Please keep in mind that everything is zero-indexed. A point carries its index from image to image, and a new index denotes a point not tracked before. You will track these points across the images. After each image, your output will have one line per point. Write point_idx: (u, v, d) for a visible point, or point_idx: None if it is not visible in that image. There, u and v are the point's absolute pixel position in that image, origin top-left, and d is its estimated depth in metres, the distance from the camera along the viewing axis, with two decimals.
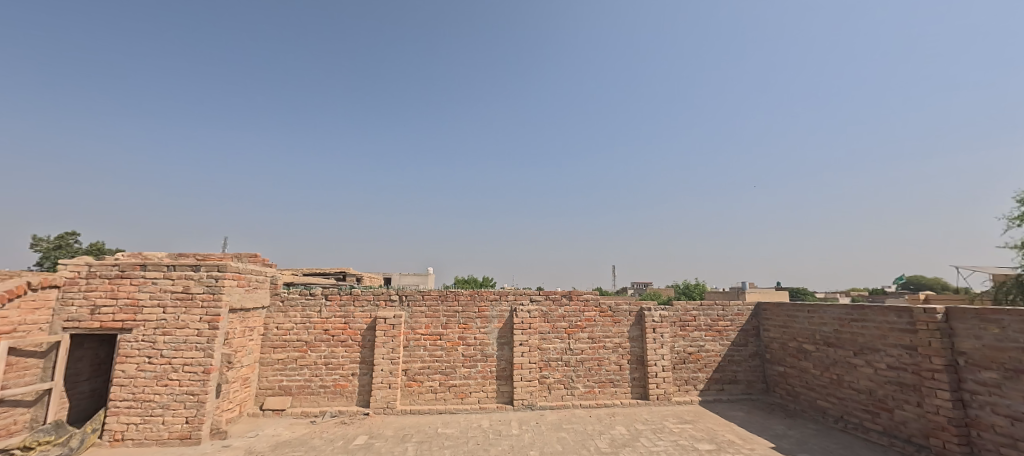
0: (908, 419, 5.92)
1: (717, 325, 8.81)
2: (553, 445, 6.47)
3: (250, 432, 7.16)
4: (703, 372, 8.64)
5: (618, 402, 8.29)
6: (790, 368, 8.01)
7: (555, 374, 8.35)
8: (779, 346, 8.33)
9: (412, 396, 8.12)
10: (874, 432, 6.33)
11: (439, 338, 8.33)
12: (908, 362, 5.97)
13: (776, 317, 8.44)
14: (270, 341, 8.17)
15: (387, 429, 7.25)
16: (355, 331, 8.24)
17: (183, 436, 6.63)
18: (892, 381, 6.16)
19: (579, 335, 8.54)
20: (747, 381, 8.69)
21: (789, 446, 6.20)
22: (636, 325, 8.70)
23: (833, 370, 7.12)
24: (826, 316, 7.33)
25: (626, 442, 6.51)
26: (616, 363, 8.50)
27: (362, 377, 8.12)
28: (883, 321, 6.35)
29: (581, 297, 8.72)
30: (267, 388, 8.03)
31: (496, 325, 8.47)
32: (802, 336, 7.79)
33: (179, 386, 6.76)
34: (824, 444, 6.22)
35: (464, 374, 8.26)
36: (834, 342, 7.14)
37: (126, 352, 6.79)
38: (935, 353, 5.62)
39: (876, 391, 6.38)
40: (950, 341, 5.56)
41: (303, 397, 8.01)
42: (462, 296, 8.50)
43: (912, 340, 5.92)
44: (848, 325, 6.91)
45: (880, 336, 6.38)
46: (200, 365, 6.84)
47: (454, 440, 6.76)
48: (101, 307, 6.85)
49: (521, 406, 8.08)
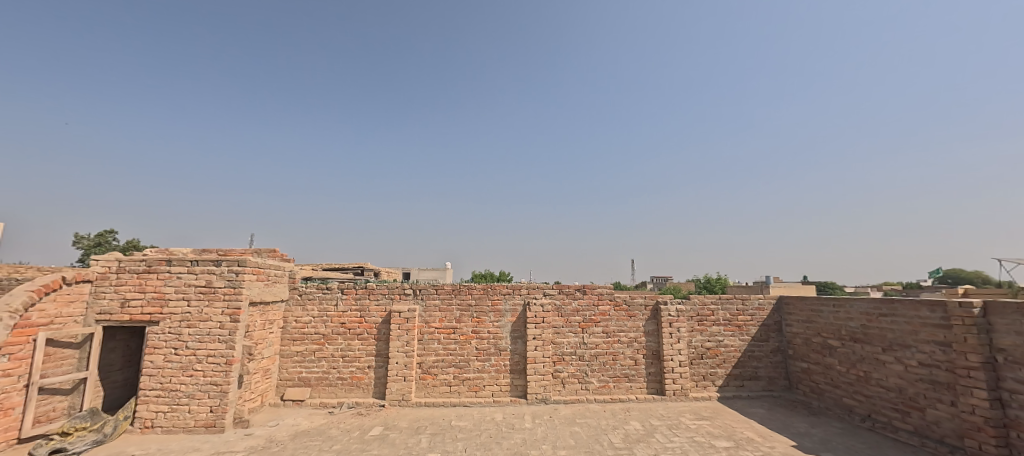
0: (941, 419, 5.63)
1: (737, 320, 8.56)
2: (566, 439, 6.43)
3: (271, 422, 7.37)
4: (722, 367, 8.43)
5: (633, 396, 8.17)
6: (814, 365, 7.73)
7: (569, 368, 8.30)
8: (802, 342, 8.05)
9: (427, 389, 8.19)
10: (904, 431, 6.04)
11: (452, 331, 8.37)
12: (942, 360, 5.65)
13: (799, 311, 8.15)
14: (289, 333, 8.38)
15: (402, 421, 7.33)
16: (371, 324, 8.36)
17: (208, 424, 6.88)
18: (924, 378, 5.86)
19: (593, 329, 8.45)
20: (769, 377, 8.43)
21: (811, 445, 5.98)
22: (652, 319, 8.54)
23: (860, 367, 6.82)
24: (853, 310, 7.02)
25: (641, 437, 6.40)
26: (632, 358, 8.38)
27: (377, 369, 8.23)
28: (915, 315, 6.03)
29: (595, 291, 8.61)
30: (287, 379, 8.24)
31: (509, 319, 8.45)
32: (827, 331, 7.49)
33: (204, 376, 6.99)
34: (849, 443, 5.97)
35: (478, 368, 8.28)
36: (861, 337, 6.84)
37: (154, 344, 7.07)
38: (971, 349, 5.30)
39: (907, 389, 6.09)
40: (988, 337, 5.23)
41: (321, 389, 8.19)
42: (475, 290, 8.52)
43: (946, 336, 5.61)
44: (877, 320, 6.60)
45: (911, 331, 6.07)
46: (223, 357, 7.06)
47: (467, 433, 6.79)
48: (131, 300, 7.14)
49: (535, 400, 8.06)
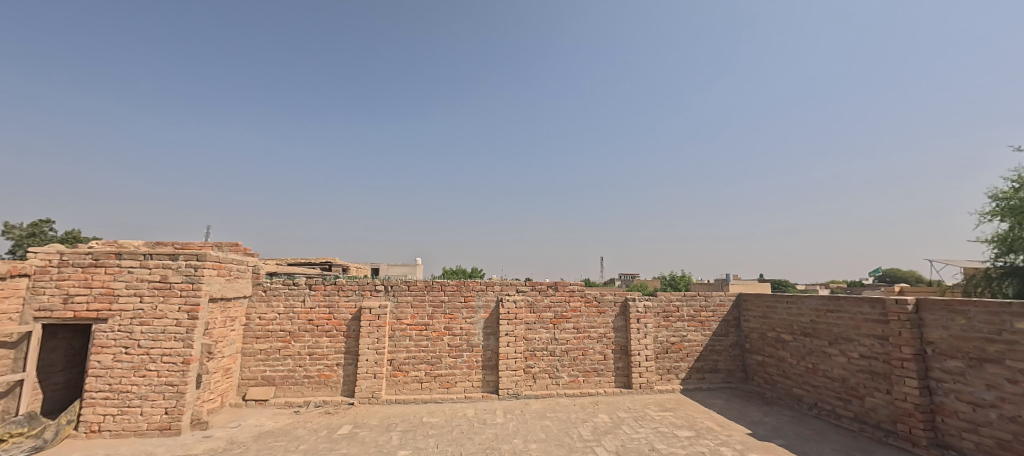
0: (878, 406, 6.14)
1: (700, 316, 8.98)
2: (537, 433, 6.56)
3: (232, 423, 7.10)
4: (685, 361, 8.82)
5: (602, 390, 8.42)
6: (769, 357, 8.23)
7: (541, 364, 8.45)
8: (759, 336, 8.55)
9: (398, 386, 8.13)
10: (846, 418, 6.56)
11: (424, 328, 8.33)
12: (880, 352, 6.16)
13: (757, 307, 8.63)
14: (252, 331, 8.07)
15: (372, 418, 7.25)
16: (340, 321, 8.19)
17: (162, 427, 6.53)
18: (864, 369, 6.36)
19: (564, 325, 8.63)
20: (728, 370, 8.91)
21: (764, 432, 6.38)
22: (621, 315, 8.82)
23: (809, 359, 7.31)
24: (803, 307, 7.51)
25: (609, 429, 6.62)
26: (601, 353, 8.63)
27: (346, 367, 8.09)
28: (858, 311, 6.52)
29: (567, 287, 8.79)
30: (250, 379, 7.95)
31: (482, 315, 8.50)
32: (780, 326, 7.99)
33: (158, 376, 6.63)
34: (798, 430, 6.41)
35: (450, 364, 8.29)
36: (810, 331, 7.34)
37: (102, 342, 6.61)
38: (905, 342, 5.80)
39: (849, 379, 6.59)
40: (920, 331, 5.74)
41: (286, 388, 7.96)
42: (448, 286, 8.50)
43: (884, 330, 6.10)
44: (825, 315, 7.10)
45: (854, 326, 6.56)
46: (179, 356, 6.71)
47: (439, 429, 6.79)
48: (75, 296, 6.65)
49: (507, 395, 8.17)
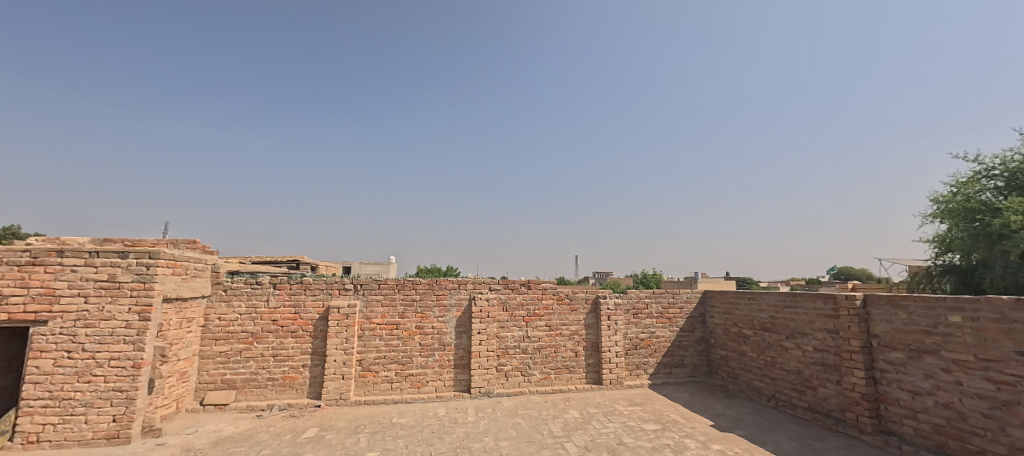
0: (829, 396, 6.49)
1: (668, 312, 9.24)
2: (508, 431, 6.59)
3: (188, 429, 6.79)
4: (653, 357, 9.06)
5: (573, 387, 8.54)
6: (731, 352, 8.57)
7: (513, 361, 8.49)
8: (722, 331, 8.87)
9: (367, 386, 7.99)
10: (800, 408, 6.91)
11: (395, 327, 8.21)
12: (831, 345, 6.51)
13: (721, 303, 8.96)
14: (211, 332, 7.74)
15: (340, 420, 7.10)
16: (306, 321, 7.97)
17: (110, 435, 6.18)
18: (817, 361, 6.72)
19: (537, 323, 8.70)
20: (693, 364, 9.21)
21: (726, 424, 6.64)
22: (592, 313, 8.97)
23: (768, 353, 7.65)
24: (763, 303, 7.85)
25: (579, 425, 6.73)
26: (572, 350, 8.75)
27: (313, 368, 7.88)
28: (812, 307, 6.87)
29: (540, 285, 8.86)
30: (208, 383, 7.63)
31: (454, 314, 8.45)
32: (742, 321, 8.33)
33: (105, 382, 6.27)
34: (757, 421, 6.70)
35: (421, 364, 8.21)
36: (769, 326, 7.68)
37: (40, 347, 6.17)
38: (853, 335, 6.16)
39: (804, 371, 6.94)
40: (867, 325, 6.11)
41: (248, 391, 7.69)
42: (419, 284, 8.41)
43: (835, 325, 6.46)
44: (782, 311, 7.44)
45: (808, 321, 6.92)
46: (129, 359, 6.36)
47: (409, 429, 6.72)
48: (8, 297, 6.10)
49: (479, 393, 8.17)
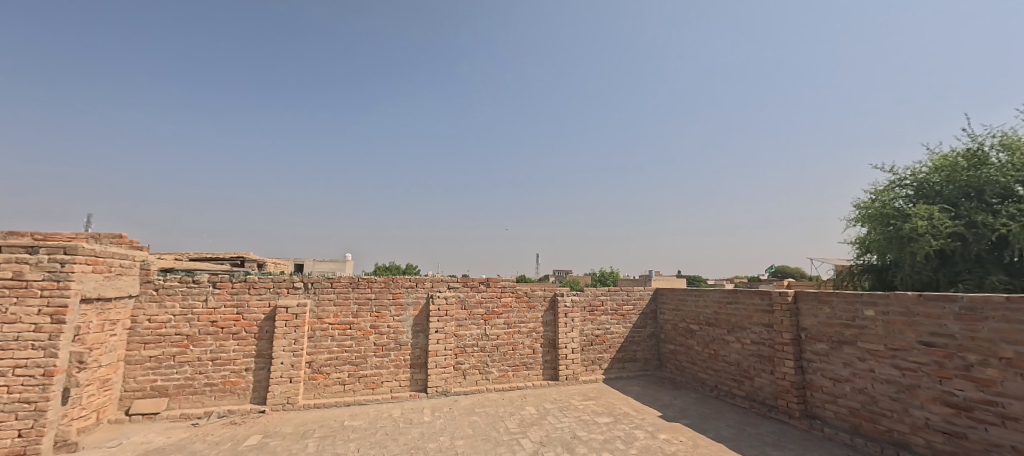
0: (764, 385, 7.00)
1: (622, 309, 9.58)
2: (464, 429, 6.60)
3: (111, 441, 6.28)
4: (608, 352, 9.36)
5: (530, 383, 8.68)
6: (679, 346, 9.01)
7: (471, 360, 8.50)
8: (672, 327, 9.32)
9: (317, 389, 7.72)
10: (739, 397, 7.40)
11: (349, 327, 7.99)
12: (767, 338, 7.03)
13: (670, 300, 9.40)
14: (139, 336, 7.19)
15: (286, 426, 6.81)
16: (250, 322, 7.58)
17: (15, 452, 5.59)
18: (754, 353, 7.22)
19: (495, 321, 8.75)
20: (645, 358, 9.62)
21: (672, 414, 6.99)
22: (550, 310, 9.13)
23: (711, 346, 8.13)
24: (708, 299, 8.32)
25: (534, 421, 6.85)
26: (530, 347, 8.88)
27: (258, 372, 7.51)
28: (751, 303, 7.37)
29: (498, 283, 8.91)
30: (136, 390, 7.09)
31: (411, 312, 8.33)
32: (690, 317, 8.78)
33: (9, 393, 5.65)
34: (700, 410, 7.10)
35: (376, 364, 8.03)
36: (713, 321, 8.16)
37: None
38: (785, 329, 6.68)
39: (743, 362, 7.43)
40: (797, 319, 6.64)
41: (182, 398, 7.21)
42: (375, 283, 8.21)
43: (770, 319, 6.97)
44: (725, 306, 7.92)
45: (747, 316, 7.41)
46: (39, 367, 5.76)
47: (361, 432, 6.57)
48: None
49: (435, 393, 8.12)
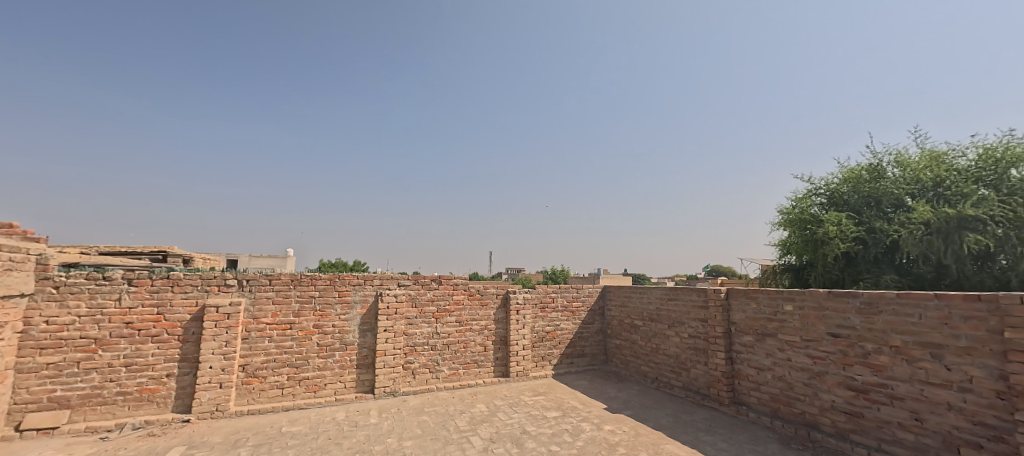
0: (699, 375, 7.48)
1: (572, 306, 9.84)
2: (413, 429, 6.49)
3: None
4: (557, 348, 9.58)
5: (480, 381, 8.69)
6: (624, 341, 9.41)
7: (420, 359, 8.36)
8: (618, 322, 9.69)
9: (251, 394, 7.27)
10: (677, 387, 7.87)
11: (289, 327, 7.58)
12: (702, 332, 7.51)
13: (617, 297, 9.78)
14: (34, 340, 6.33)
15: (215, 435, 6.35)
16: (173, 323, 6.99)
17: None
18: (691, 346, 7.69)
19: (446, 319, 8.67)
20: (592, 354, 9.94)
21: (616, 405, 7.29)
22: (502, 307, 9.18)
23: (653, 340, 8.56)
24: (651, 296, 8.74)
25: (484, 418, 6.87)
26: (481, 344, 8.89)
27: (183, 377, 6.94)
28: (689, 299, 7.84)
29: (451, 281, 8.83)
30: (29, 403, 6.25)
31: (359, 311, 8.06)
32: (634, 313, 9.19)
33: None
34: (641, 401, 7.47)
35: (318, 366, 7.69)
36: (655, 317, 8.59)
37: None
38: (718, 323, 7.17)
39: (681, 355, 7.90)
40: (728, 314, 7.15)
41: (88, 410, 6.51)
42: (319, 280, 7.85)
43: (705, 315, 7.46)
44: (666, 303, 8.37)
45: (686, 311, 7.88)
46: None
47: (302, 437, 6.27)
48: None
49: (383, 393, 7.90)
